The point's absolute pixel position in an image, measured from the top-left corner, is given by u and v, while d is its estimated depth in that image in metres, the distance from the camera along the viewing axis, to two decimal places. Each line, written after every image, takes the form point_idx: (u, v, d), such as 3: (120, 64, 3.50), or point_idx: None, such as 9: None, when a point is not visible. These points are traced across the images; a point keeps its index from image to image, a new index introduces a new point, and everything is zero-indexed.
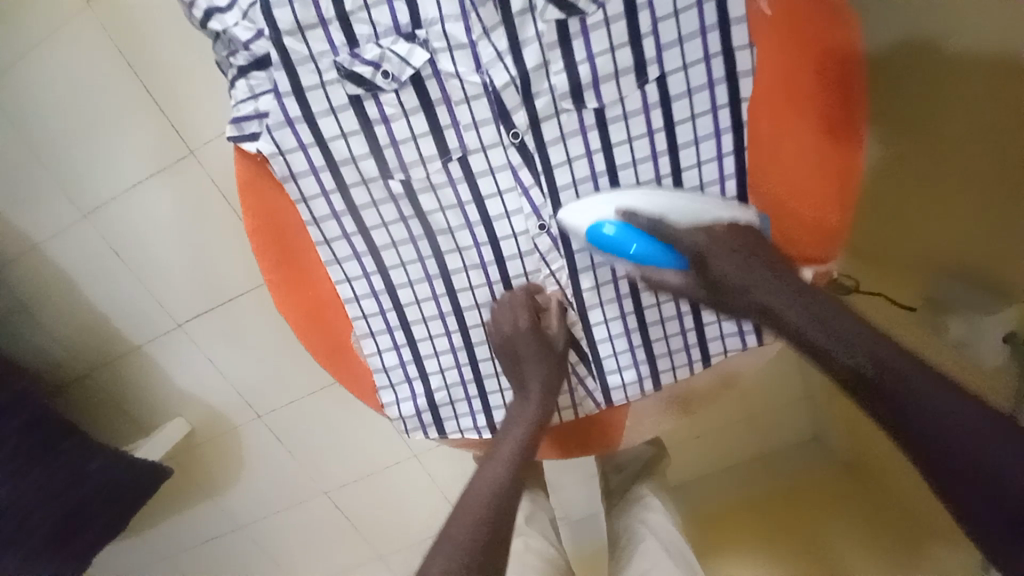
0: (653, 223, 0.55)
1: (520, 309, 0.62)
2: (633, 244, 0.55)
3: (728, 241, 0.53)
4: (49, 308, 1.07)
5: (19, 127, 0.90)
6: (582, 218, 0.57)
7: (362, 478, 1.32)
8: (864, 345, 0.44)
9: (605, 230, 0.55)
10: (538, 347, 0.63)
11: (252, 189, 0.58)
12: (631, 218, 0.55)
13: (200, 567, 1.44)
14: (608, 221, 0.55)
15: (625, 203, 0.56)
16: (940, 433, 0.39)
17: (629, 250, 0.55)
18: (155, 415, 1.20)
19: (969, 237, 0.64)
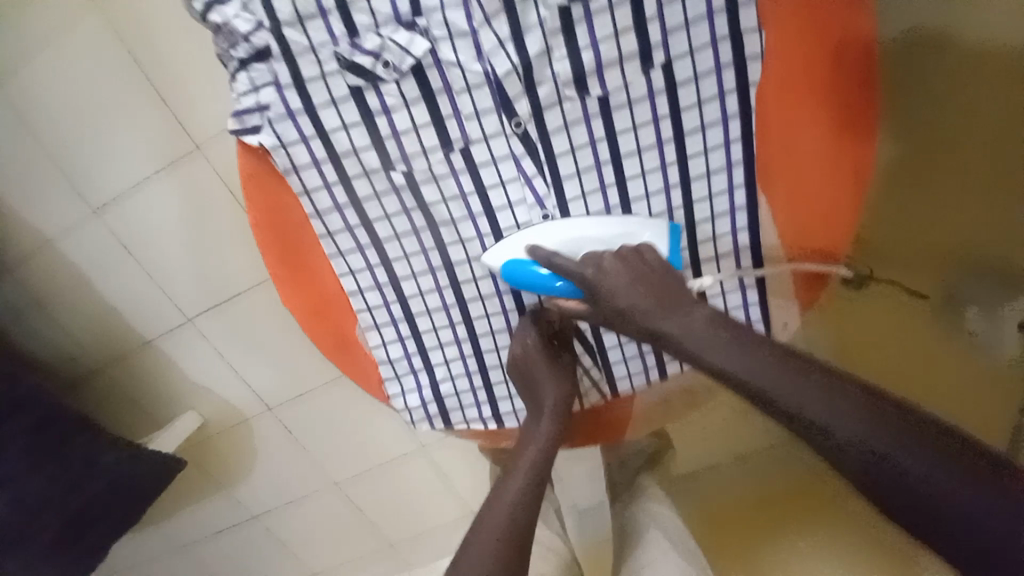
0: (556, 261, 0.56)
1: (528, 333, 0.64)
2: (550, 284, 0.57)
3: (623, 272, 0.54)
4: (61, 302, 1.08)
5: (26, 123, 0.91)
6: (499, 259, 0.59)
7: (371, 469, 1.34)
8: (822, 397, 0.42)
9: (518, 270, 0.57)
10: (549, 363, 0.64)
11: (255, 182, 0.58)
12: (539, 257, 0.57)
13: (214, 555, 1.47)
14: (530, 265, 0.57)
15: (528, 235, 0.58)
16: (922, 482, 0.37)
17: (551, 285, 0.57)
18: (167, 407, 1.22)
19: (977, 223, 0.64)
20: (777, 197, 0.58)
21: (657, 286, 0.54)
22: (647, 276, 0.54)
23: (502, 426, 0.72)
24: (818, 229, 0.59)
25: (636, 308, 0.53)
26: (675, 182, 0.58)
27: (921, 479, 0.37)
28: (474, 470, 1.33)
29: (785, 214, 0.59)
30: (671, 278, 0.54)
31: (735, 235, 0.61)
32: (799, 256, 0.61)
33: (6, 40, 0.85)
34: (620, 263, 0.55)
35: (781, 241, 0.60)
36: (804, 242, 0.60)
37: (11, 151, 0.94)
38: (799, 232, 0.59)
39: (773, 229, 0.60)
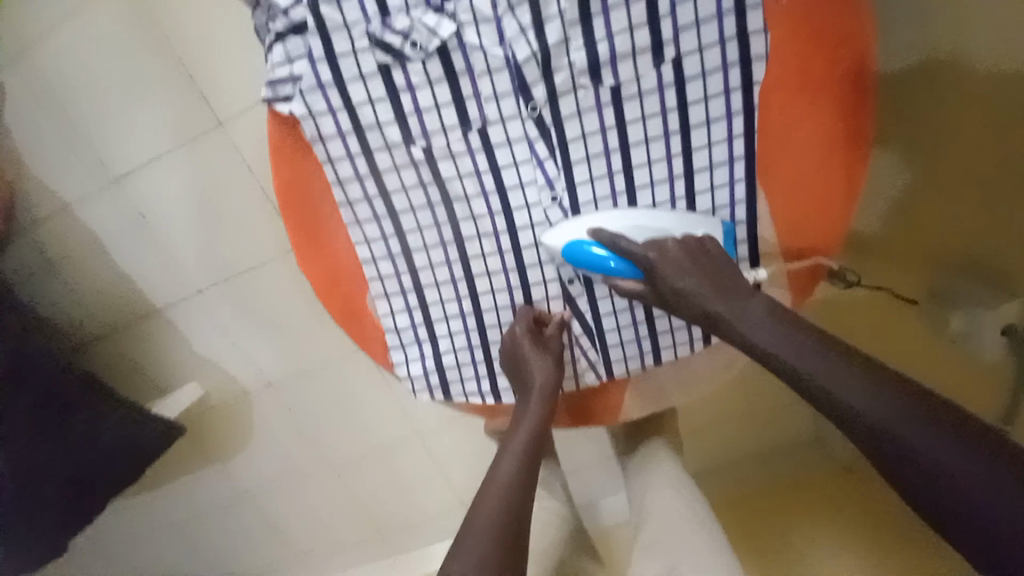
0: (620, 243, 0.59)
1: (517, 322, 0.68)
2: (606, 264, 0.59)
3: (679, 258, 0.57)
4: (75, 268, 1.11)
5: (55, 91, 0.94)
6: (559, 239, 0.61)
7: (366, 451, 1.36)
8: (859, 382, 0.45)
9: (583, 249, 0.60)
10: (535, 348, 0.67)
11: (281, 149, 0.61)
12: (602, 238, 0.59)
13: (203, 530, 1.48)
14: (585, 244, 0.59)
15: (592, 219, 0.61)
16: (933, 456, 0.41)
17: (606, 265, 0.59)
18: (171, 378, 1.25)
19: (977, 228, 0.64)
20: (775, 194, 0.61)
21: (715, 271, 0.56)
22: (710, 263, 0.57)
23: (499, 401, 0.75)
24: (813, 226, 0.62)
25: (690, 294, 0.56)
26: (679, 172, 0.61)
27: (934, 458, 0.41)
28: (467, 458, 1.35)
29: (781, 211, 0.62)
30: (723, 265, 0.57)
31: (733, 227, 0.63)
32: (796, 251, 0.64)
33: (44, 10, 0.89)
34: (679, 249, 0.58)
35: (778, 237, 0.63)
36: (800, 238, 0.63)
37: (37, 115, 0.97)
38: (796, 228, 0.63)
39: (770, 225, 0.63)
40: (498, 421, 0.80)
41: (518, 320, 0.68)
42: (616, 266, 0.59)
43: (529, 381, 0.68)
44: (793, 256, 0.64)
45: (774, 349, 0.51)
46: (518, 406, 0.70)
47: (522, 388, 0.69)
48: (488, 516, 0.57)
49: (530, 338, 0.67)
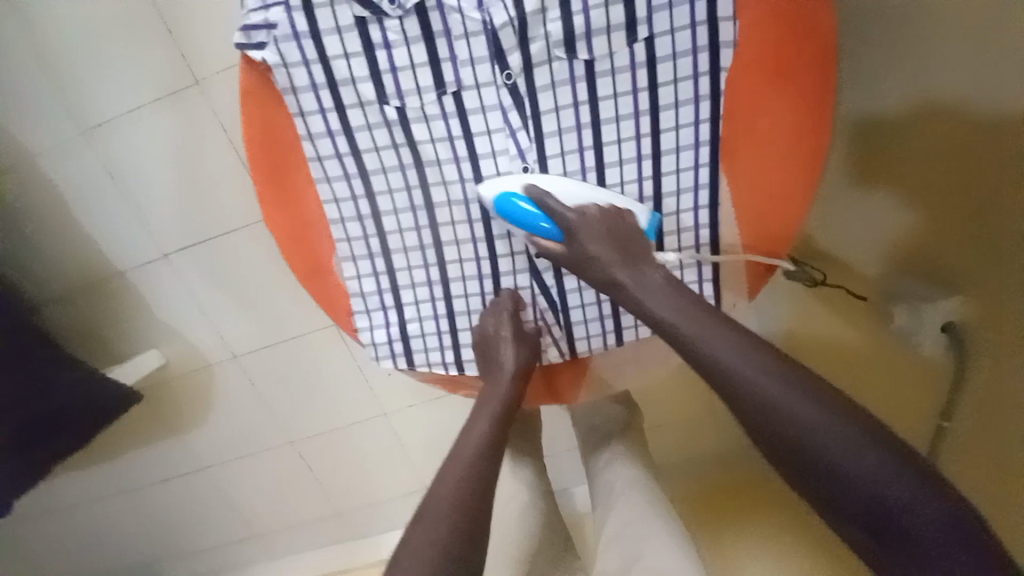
0: (547, 201, 0.60)
1: (501, 310, 0.69)
2: (537, 224, 0.61)
3: (597, 228, 0.60)
4: (32, 225, 1.07)
5: (21, 37, 0.91)
6: (494, 192, 0.61)
7: (330, 431, 1.34)
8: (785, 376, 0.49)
9: (513, 206, 0.60)
10: (514, 330, 0.69)
11: (253, 98, 0.61)
12: (533, 195, 0.60)
13: (156, 506, 1.44)
14: (518, 197, 0.60)
15: (531, 176, 0.62)
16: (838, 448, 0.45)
17: (535, 226, 0.61)
18: (130, 345, 1.21)
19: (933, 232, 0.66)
20: (736, 181, 0.63)
21: (625, 240, 0.60)
22: (624, 231, 0.60)
23: (462, 373, 0.75)
24: (772, 217, 0.64)
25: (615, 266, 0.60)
26: (647, 152, 0.63)
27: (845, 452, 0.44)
28: (433, 443, 1.35)
29: (742, 198, 0.64)
30: (636, 238, 0.61)
31: (697, 211, 0.65)
32: (755, 240, 0.65)
33: None
34: (602, 219, 0.60)
35: (738, 224, 0.65)
36: (759, 227, 0.64)
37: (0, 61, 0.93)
38: (756, 216, 0.64)
39: (731, 211, 0.64)
40: (461, 394, 0.80)
41: (500, 304, 0.70)
42: (546, 226, 0.61)
43: (500, 360, 0.69)
44: (753, 245, 0.65)
45: (683, 328, 0.54)
46: (484, 389, 0.70)
47: (488, 372, 0.70)
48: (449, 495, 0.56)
49: (509, 324, 0.69)
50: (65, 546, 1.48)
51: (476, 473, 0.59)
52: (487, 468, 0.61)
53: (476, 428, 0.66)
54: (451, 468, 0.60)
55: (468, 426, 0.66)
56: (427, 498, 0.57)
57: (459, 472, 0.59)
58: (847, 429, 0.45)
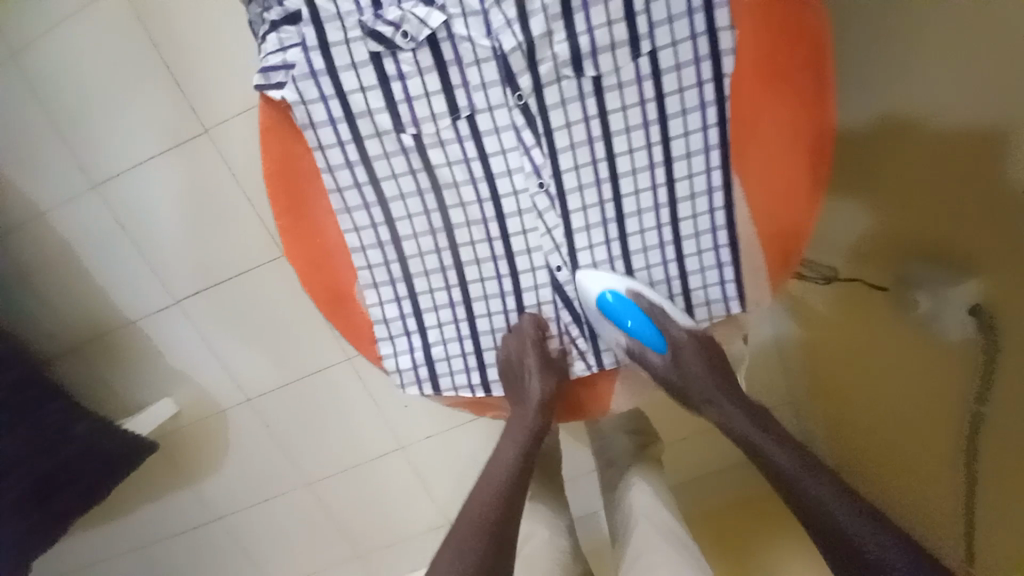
0: (647, 306, 0.67)
1: (524, 339, 0.69)
2: (623, 321, 0.66)
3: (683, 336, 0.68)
4: (45, 280, 1.08)
5: (39, 99, 0.95)
6: (599, 285, 0.67)
7: (348, 470, 1.31)
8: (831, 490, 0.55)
9: (608, 300, 0.66)
10: (538, 359, 0.69)
11: (274, 133, 0.62)
12: (634, 297, 0.67)
13: (170, 562, 1.39)
14: (615, 292, 0.66)
15: (632, 282, 0.68)
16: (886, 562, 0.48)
17: (623, 322, 0.66)
18: (142, 395, 1.20)
19: (945, 213, 0.66)
20: (749, 180, 0.64)
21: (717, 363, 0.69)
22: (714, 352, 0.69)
23: (489, 394, 0.74)
24: (787, 216, 0.65)
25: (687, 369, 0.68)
26: (659, 160, 0.65)
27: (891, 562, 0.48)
28: (454, 474, 1.32)
29: (756, 197, 0.65)
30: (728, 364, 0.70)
31: (712, 213, 0.67)
32: (772, 238, 0.66)
33: (32, 22, 0.90)
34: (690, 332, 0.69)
35: (753, 223, 0.66)
36: (775, 225, 0.65)
37: (19, 124, 0.96)
38: (770, 215, 0.65)
39: (746, 211, 0.66)
40: (488, 416, 0.79)
41: (523, 331, 0.70)
42: (632, 324, 0.66)
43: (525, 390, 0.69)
44: (769, 243, 0.66)
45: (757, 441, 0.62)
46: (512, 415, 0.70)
47: (514, 397, 0.70)
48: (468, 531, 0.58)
49: (533, 349, 0.69)
50: None
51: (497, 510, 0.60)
52: (511, 501, 0.61)
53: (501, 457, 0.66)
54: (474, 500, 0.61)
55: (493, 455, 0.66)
56: (451, 531, 0.58)
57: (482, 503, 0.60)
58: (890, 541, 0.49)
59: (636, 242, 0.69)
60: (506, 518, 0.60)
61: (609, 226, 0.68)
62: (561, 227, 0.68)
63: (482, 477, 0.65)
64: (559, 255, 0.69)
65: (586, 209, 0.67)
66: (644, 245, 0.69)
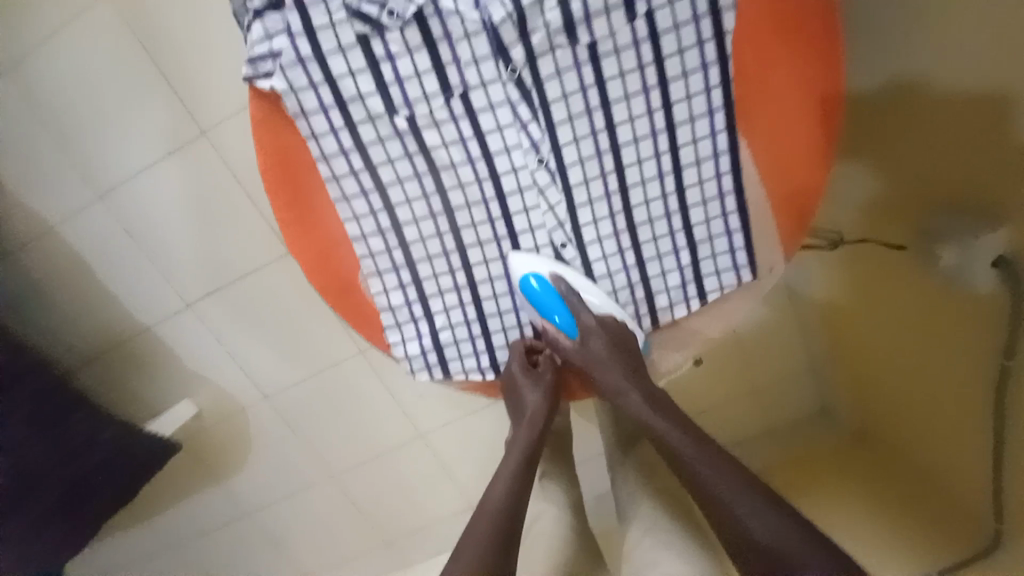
0: (572, 297, 0.66)
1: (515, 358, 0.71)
2: (551, 313, 0.66)
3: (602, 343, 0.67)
4: (60, 291, 1.10)
5: (37, 112, 0.95)
6: (523, 266, 0.65)
7: (369, 461, 1.33)
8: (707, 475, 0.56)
9: (533, 286, 0.65)
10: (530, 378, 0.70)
11: (266, 127, 0.61)
12: (559, 285, 0.66)
13: (202, 558, 1.43)
14: (537, 276, 0.65)
15: (556, 266, 0.67)
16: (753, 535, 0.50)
17: (550, 315, 0.66)
18: (163, 399, 1.22)
19: (971, 164, 0.63)
20: (755, 140, 0.63)
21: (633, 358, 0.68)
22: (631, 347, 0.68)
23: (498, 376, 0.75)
24: (796, 176, 0.63)
25: (622, 384, 0.66)
26: (661, 126, 0.63)
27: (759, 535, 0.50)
28: (473, 459, 1.33)
29: (765, 157, 0.63)
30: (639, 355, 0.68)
31: (719, 178, 0.65)
32: (782, 200, 0.64)
33: (21, 33, 0.90)
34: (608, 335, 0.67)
35: (762, 185, 0.64)
36: (787, 187, 0.63)
37: (20, 138, 0.97)
38: (780, 175, 0.63)
39: (754, 172, 0.64)
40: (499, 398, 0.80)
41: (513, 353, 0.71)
42: (558, 316, 0.66)
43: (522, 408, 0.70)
44: (780, 206, 0.65)
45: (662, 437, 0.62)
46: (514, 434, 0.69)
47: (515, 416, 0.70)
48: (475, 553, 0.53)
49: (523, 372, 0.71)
50: None
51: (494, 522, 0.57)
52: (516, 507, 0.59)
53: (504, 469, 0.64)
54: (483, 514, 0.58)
55: (496, 473, 0.64)
56: (463, 544, 0.55)
57: (491, 513, 0.58)
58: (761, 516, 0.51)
59: (642, 214, 0.67)
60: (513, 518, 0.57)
61: (613, 199, 0.66)
62: (563, 203, 0.66)
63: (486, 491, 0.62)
64: (562, 233, 0.68)
65: (588, 182, 0.65)
66: (649, 217, 0.67)
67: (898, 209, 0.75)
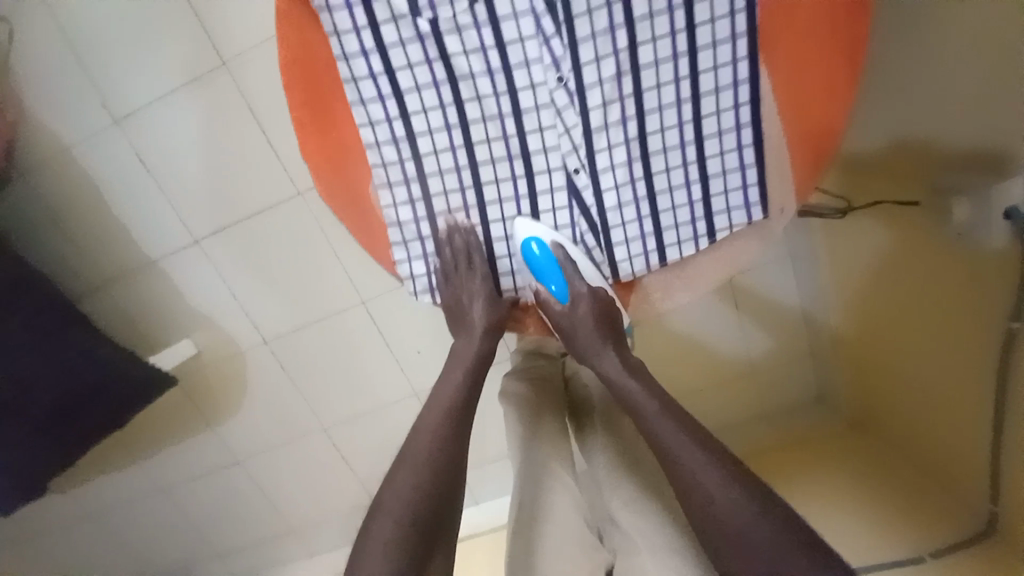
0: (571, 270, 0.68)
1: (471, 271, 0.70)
2: (546, 282, 0.68)
3: (590, 306, 0.68)
4: (70, 216, 1.10)
5: (61, 30, 0.95)
6: (524, 231, 0.68)
7: (363, 416, 1.33)
8: (682, 444, 0.57)
9: (533, 250, 0.67)
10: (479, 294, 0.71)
11: (287, 26, 0.60)
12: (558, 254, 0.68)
13: (186, 506, 1.42)
14: (538, 239, 0.67)
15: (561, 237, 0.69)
16: (717, 505, 0.53)
17: (547, 283, 0.68)
18: (163, 335, 1.22)
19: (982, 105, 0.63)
20: (775, 71, 0.62)
21: (608, 323, 0.69)
22: (607, 315, 0.69)
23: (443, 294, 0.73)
24: (817, 109, 0.62)
25: (598, 350, 0.68)
26: (683, 49, 0.63)
27: (720, 504, 0.53)
28: None
29: (784, 88, 0.62)
30: (618, 322, 0.70)
31: (737, 109, 0.65)
32: (802, 136, 0.63)
33: None
34: (595, 305, 0.68)
35: (780, 118, 0.64)
36: (805, 122, 0.63)
37: (43, 56, 0.97)
38: (801, 110, 0.62)
39: (773, 104, 0.63)
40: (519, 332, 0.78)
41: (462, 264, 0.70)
42: (553, 286, 0.68)
43: (469, 319, 0.72)
44: (798, 143, 0.64)
45: (636, 405, 0.62)
46: (456, 345, 0.73)
47: (458, 329, 0.73)
48: (419, 463, 0.62)
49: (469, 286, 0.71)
50: (103, 553, 1.46)
51: (438, 442, 0.63)
52: (457, 427, 0.66)
53: (447, 384, 0.69)
54: (427, 420, 0.66)
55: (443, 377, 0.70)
56: (407, 448, 0.63)
57: (426, 438, 0.64)
58: (728, 485, 0.53)
59: (657, 142, 0.67)
60: (455, 442, 0.65)
61: (629, 124, 0.66)
62: (579, 126, 0.66)
63: (432, 402, 0.69)
64: (576, 157, 0.67)
65: (606, 104, 0.65)
66: (664, 146, 0.67)
67: (913, 173, 0.75)
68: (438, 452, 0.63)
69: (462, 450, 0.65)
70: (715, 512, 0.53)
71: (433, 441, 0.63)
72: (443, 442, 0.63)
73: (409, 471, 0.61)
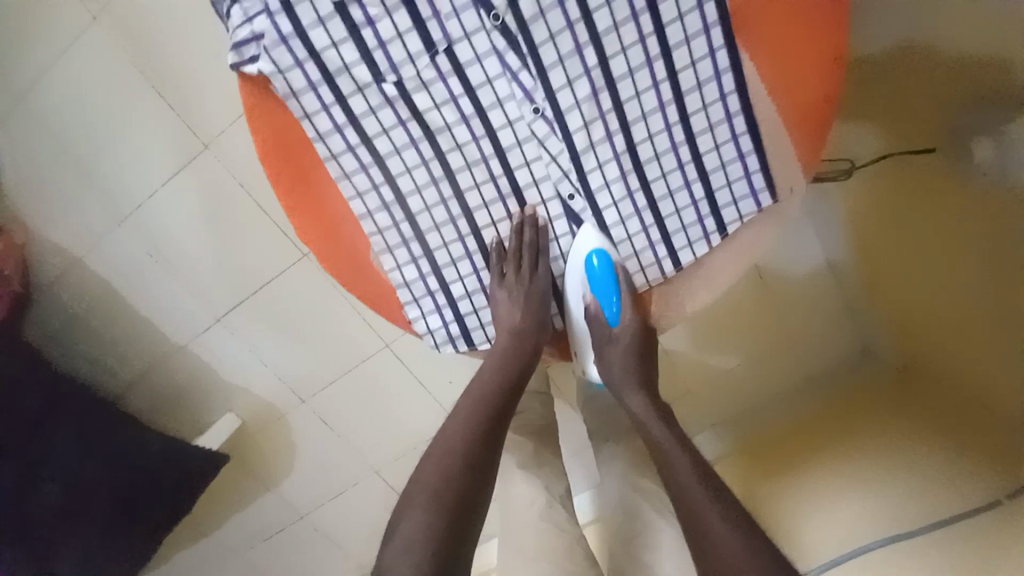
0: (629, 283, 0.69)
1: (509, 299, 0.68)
2: (609, 297, 0.67)
3: (629, 341, 0.70)
4: (95, 319, 1.13)
5: (48, 147, 0.98)
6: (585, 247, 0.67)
7: (409, 453, 1.34)
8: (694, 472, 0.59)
9: (593, 265, 0.67)
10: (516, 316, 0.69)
11: (259, 113, 0.62)
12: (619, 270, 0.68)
13: (261, 565, 1.47)
14: (598, 255, 0.67)
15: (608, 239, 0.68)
16: (717, 535, 0.53)
17: (609, 297, 0.67)
18: (205, 413, 1.25)
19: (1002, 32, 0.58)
20: (757, 53, 0.59)
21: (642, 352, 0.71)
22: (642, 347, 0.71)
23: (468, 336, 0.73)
24: (806, 83, 0.60)
25: (631, 382, 0.70)
26: (656, 53, 0.60)
27: (719, 533, 0.53)
28: None
29: (770, 68, 0.60)
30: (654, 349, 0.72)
31: (725, 99, 0.61)
32: (797, 112, 0.61)
33: (24, 74, 0.93)
34: (634, 336, 0.70)
35: (772, 99, 0.61)
36: (798, 97, 0.60)
37: (38, 177, 1.00)
38: (791, 86, 0.60)
39: (762, 87, 0.61)
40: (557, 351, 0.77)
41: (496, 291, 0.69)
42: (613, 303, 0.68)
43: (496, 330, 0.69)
44: (796, 118, 0.61)
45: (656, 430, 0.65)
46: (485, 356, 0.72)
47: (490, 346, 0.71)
48: (453, 443, 0.62)
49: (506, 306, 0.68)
50: None
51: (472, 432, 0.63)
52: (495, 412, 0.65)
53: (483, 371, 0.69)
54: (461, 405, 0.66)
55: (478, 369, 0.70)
56: (438, 436, 0.64)
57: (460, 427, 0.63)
58: (730, 520, 0.54)
59: (648, 151, 0.64)
60: (484, 436, 0.63)
61: (616, 139, 0.64)
62: (566, 152, 0.64)
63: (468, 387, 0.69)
64: (569, 182, 0.66)
65: (589, 124, 0.63)
66: (656, 152, 0.64)
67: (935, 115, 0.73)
68: (460, 482, 0.59)
69: (496, 439, 0.64)
70: (714, 539, 0.53)
71: (465, 427, 0.63)
72: (474, 427, 0.63)
73: (442, 453, 0.61)
